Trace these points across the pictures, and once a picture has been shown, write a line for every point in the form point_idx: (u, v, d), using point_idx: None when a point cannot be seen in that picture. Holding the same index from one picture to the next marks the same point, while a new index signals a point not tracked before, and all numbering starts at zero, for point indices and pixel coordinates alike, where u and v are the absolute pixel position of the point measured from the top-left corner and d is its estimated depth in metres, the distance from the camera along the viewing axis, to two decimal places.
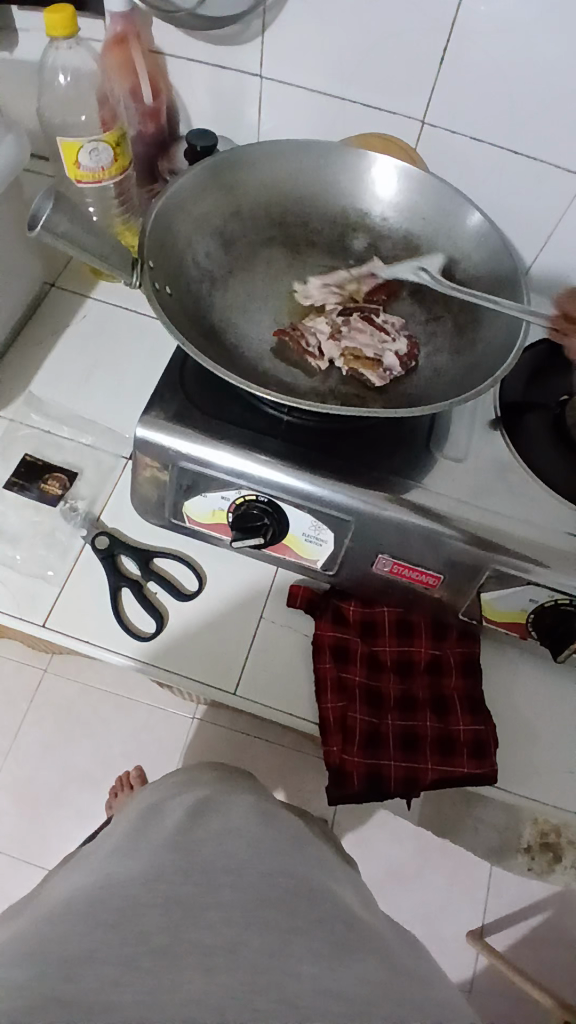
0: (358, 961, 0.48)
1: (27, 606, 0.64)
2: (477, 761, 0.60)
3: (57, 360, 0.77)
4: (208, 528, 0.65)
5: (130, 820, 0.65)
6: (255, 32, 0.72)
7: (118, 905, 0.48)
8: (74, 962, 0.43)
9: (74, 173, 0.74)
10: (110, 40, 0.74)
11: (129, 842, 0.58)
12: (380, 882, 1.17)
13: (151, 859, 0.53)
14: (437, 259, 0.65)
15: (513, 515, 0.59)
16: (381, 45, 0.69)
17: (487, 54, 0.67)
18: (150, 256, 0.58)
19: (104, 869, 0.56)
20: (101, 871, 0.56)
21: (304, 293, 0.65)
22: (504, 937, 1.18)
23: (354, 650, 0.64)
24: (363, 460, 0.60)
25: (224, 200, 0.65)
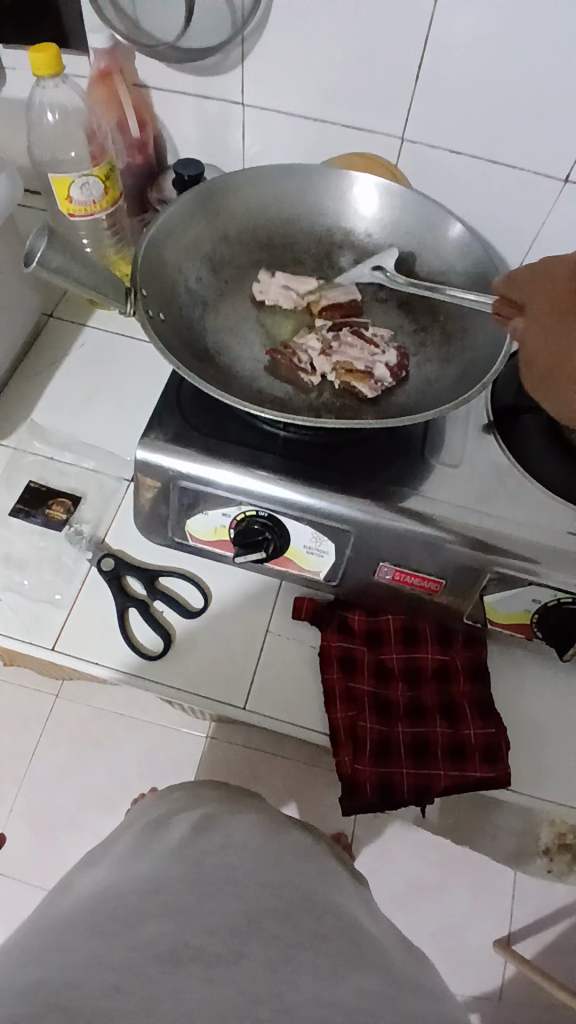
0: (364, 969, 0.48)
1: (36, 630, 0.65)
2: (490, 765, 0.60)
3: (57, 388, 0.79)
4: (211, 546, 0.66)
5: (144, 835, 0.65)
6: (234, 62, 0.74)
7: (125, 916, 0.48)
8: (75, 969, 0.43)
9: (68, 209, 0.76)
10: (95, 76, 0.77)
11: (143, 856, 0.59)
12: (402, 892, 1.16)
13: (163, 873, 0.53)
14: (423, 269, 0.67)
15: (511, 518, 0.59)
16: (357, 67, 0.72)
17: (459, 70, 0.69)
18: (143, 284, 0.60)
19: (113, 877, 0.57)
20: (110, 878, 0.57)
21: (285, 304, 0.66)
22: (531, 944, 1.16)
23: (361, 659, 0.64)
24: (361, 471, 0.60)
25: (212, 225, 0.66)
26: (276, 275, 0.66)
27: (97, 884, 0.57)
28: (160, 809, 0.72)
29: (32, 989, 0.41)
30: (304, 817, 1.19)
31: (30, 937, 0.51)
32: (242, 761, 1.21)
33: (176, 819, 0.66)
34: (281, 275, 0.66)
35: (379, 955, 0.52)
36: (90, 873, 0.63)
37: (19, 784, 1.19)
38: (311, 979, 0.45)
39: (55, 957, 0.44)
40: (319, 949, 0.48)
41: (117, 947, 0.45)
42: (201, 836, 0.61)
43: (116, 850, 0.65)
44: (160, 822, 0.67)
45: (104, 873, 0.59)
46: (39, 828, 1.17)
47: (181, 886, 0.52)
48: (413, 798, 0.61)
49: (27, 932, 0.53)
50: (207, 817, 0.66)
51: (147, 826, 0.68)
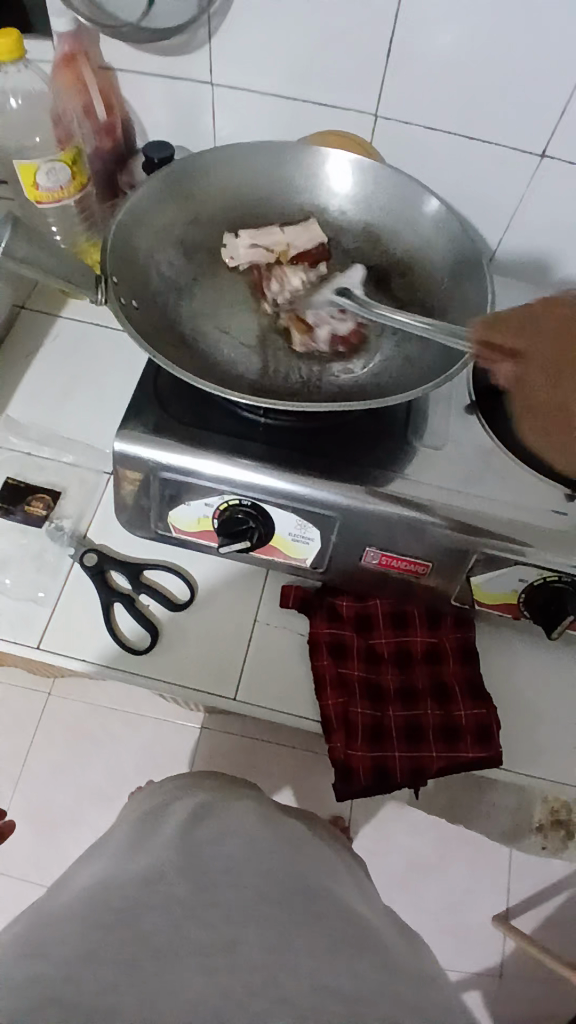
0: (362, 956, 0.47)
1: (21, 628, 0.64)
2: (482, 745, 0.60)
3: (32, 382, 0.77)
4: (196, 538, 0.65)
5: (138, 830, 0.65)
6: (202, 41, 0.72)
7: (118, 909, 0.48)
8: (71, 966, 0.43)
9: (34, 197, 0.74)
10: (59, 59, 0.75)
11: (138, 847, 0.59)
12: (402, 873, 1.18)
13: (158, 863, 0.53)
14: (399, 249, 0.66)
15: (496, 497, 0.59)
16: (327, 43, 0.70)
17: (431, 44, 0.67)
18: (115, 271, 0.58)
19: (108, 869, 0.57)
20: (104, 871, 0.56)
21: (232, 252, 0.64)
22: (531, 918, 1.18)
23: (350, 645, 0.64)
24: (343, 455, 0.60)
25: (182, 209, 0.65)
26: (240, 233, 0.65)
27: (91, 876, 0.57)
28: (155, 801, 0.72)
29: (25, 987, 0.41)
30: (302, 803, 1.20)
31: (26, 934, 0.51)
32: (237, 751, 1.21)
33: (171, 810, 0.66)
34: (245, 231, 0.65)
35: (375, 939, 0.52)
36: (85, 866, 0.62)
37: (15, 783, 1.19)
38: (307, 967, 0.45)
39: (47, 951, 0.44)
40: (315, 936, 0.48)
41: (110, 939, 0.45)
42: (195, 824, 0.61)
43: (112, 841, 0.65)
44: (155, 813, 0.67)
45: (98, 866, 0.59)
46: (37, 827, 1.16)
47: (174, 876, 0.52)
48: (407, 782, 0.61)
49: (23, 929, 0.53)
50: (203, 807, 0.66)
51: (143, 819, 0.68)
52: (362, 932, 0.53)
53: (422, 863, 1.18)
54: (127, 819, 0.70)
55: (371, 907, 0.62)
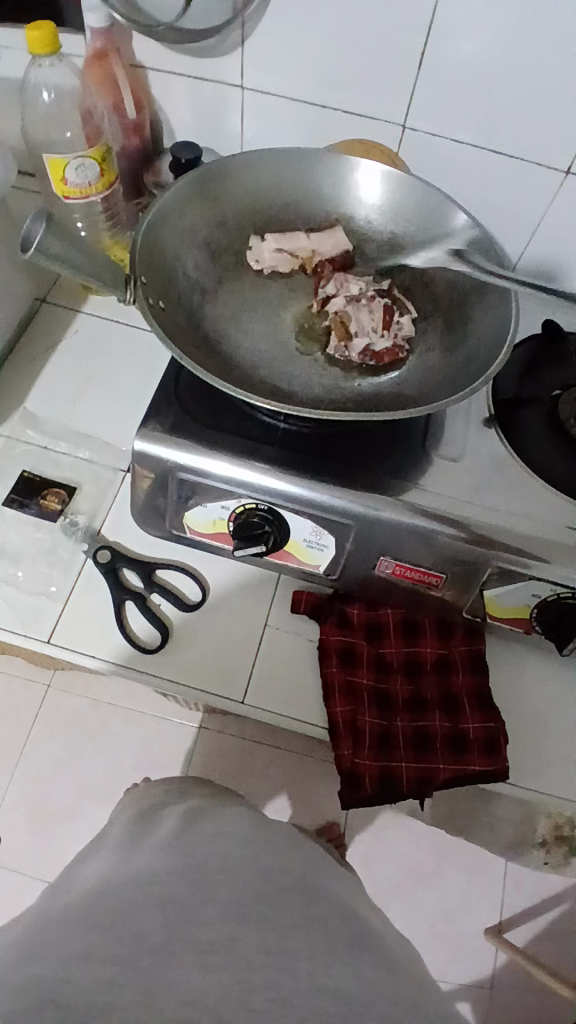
0: (362, 962, 0.48)
1: (31, 623, 0.64)
2: (489, 758, 0.60)
3: (51, 377, 0.77)
4: (209, 539, 0.65)
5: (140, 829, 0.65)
6: (234, 44, 0.72)
7: (121, 907, 0.48)
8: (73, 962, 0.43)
9: (61, 191, 0.74)
10: (90, 54, 0.74)
11: (137, 847, 0.59)
12: (394, 881, 1.17)
13: (159, 864, 0.53)
14: (425, 260, 0.66)
15: (513, 511, 0.59)
16: (359, 52, 0.70)
17: (463, 57, 0.68)
18: (142, 271, 0.58)
19: (108, 869, 0.57)
20: (104, 870, 0.56)
21: (256, 254, 0.65)
22: (523, 931, 1.18)
23: (360, 652, 0.64)
24: (361, 462, 0.60)
25: (210, 210, 0.65)
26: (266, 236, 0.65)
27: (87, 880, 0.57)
28: (156, 801, 0.72)
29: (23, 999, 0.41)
30: (298, 807, 1.20)
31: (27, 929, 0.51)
32: (235, 752, 1.21)
33: (169, 811, 0.66)
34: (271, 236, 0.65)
35: (375, 946, 0.52)
36: (83, 866, 0.62)
37: (12, 776, 1.18)
38: (307, 970, 0.45)
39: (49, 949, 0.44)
40: (315, 940, 0.48)
41: (111, 941, 0.45)
42: (196, 825, 0.61)
43: (111, 839, 0.64)
44: (153, 814, 0.67)
45: (98, 866, 0.59)
46: (32, 821, 1.16)
47: (177, 876, 0.52)
48: (412, 791, 0.61)
49: (24, 925, 0.53)
50: (205, 807, 0.66)
51: (144, 819, 0.68)
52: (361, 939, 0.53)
53: (416, 872, 1.18)
54: (127, 817, 0.70)
55: (370, 915, 0.62)
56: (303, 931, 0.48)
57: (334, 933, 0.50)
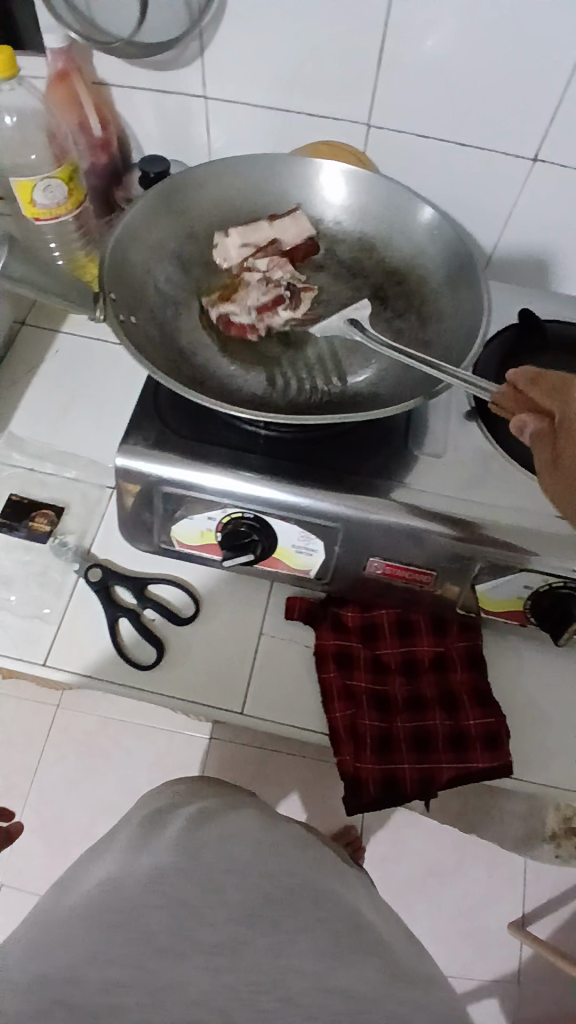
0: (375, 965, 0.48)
1: (26, 646, 0.64)
2: (492, 754, 0.59)
3: (33, 399, 0.78)
4: (199, 551, 0.65)
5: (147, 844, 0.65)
6: (194, 55, 0.72)
7: None
8: None
9: (32, 213, 0.74)
10: (52, 76, 0.75)
11: None
12: (413, 879, 1.17)
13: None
14: (396, 257, 0.66)
15: (499, 504, 0.59)
16: (319, 54, 0.70)
17: (422, 52, 0.68)
18: (112, 289, 0.58)
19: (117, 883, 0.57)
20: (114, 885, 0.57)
21: (223, 252, 0.64)
22: (545, 921, 1.18)
23: (356, 655, 0.64)
24: (344, 465, 0.60)
25: (178, 223, 0.65)
26: (230, 232, 0.64)
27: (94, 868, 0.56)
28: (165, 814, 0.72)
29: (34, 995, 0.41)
30: (312, 812, 1.19)
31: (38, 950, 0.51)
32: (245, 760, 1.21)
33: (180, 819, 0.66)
34: (235, 231, 0.64)
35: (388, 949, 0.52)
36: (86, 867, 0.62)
37: (25, 799, 1.19)
38: (320, 975, 0.45)
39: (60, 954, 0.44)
40: (327, 945, 0.48)
41: (114, 934, 0.45)
42: None
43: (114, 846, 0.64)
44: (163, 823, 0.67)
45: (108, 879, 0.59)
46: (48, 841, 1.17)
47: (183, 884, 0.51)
48: (416, 792, 0.60)
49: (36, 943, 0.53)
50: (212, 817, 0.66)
51: None
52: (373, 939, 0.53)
53: (435, 869, 1.17)
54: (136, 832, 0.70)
55: (384, 916, 0.62)
56: (314, 937, 0.48)
57: (345, 937, 0.49)
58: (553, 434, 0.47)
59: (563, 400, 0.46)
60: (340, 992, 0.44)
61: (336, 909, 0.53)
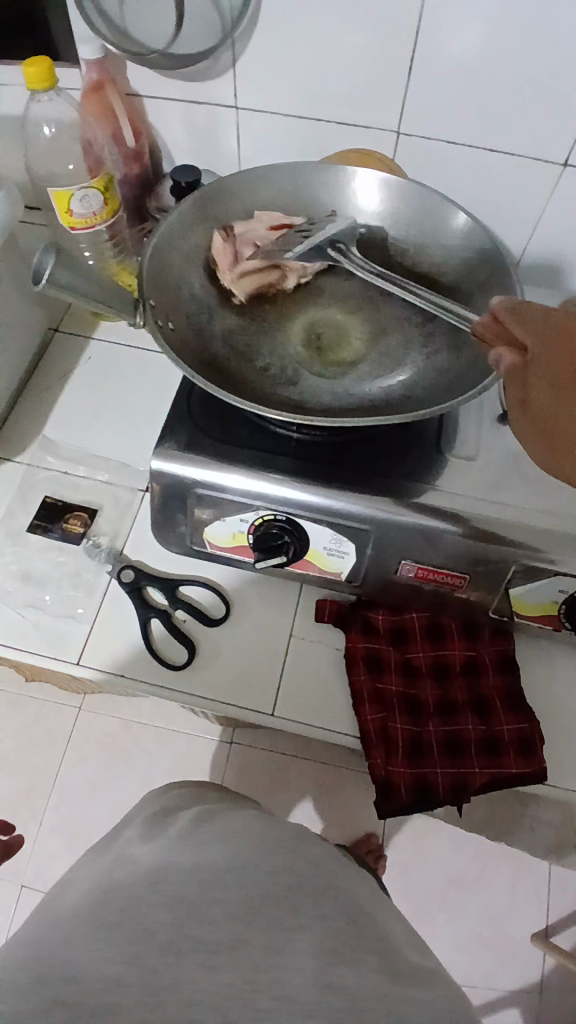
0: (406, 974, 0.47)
1: (59, 645, 0.65)
2: (526, 759, 0.59)
3: (66, 402, 0.79)
4: (229, 552, 0.65)
5: None
6: (226, 65, 0.74)
7: None
8: None
9: (67, 222, 0.76)
10: (87, 86, 0.76)
11: None
12: (436, 889, 1.16)
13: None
14: (426, 261, 0.66)
15: (534, 508, 0.58)
16: (348, 64, 0.71)
17: (451, 59, 0.68)
18: (151, 294, 0.59)
19: None
20: None
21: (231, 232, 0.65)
22: (572, 936, 1.15)
23: (387, 659, 0.64)
24: (377, 469, 0.60)
25: (212, 231, 0.66)
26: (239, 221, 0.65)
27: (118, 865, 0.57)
28: None
29: (66, 990, 0.41)
30: (334, 818, 1.18)
31: None
32: (268, 766, 1.21)
33: None
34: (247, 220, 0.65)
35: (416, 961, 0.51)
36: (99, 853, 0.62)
37: (47, 800, 1.20)
38: (352, 983, 0.44)
39: None
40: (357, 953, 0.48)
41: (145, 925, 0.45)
42: None
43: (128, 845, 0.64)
44: None
45: None
46: (70, 842, 1.17)
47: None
48: (449, 798, 0.60)
49: None
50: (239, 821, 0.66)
51: None
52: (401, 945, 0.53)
53: (458, 879, 1.16)
54: None
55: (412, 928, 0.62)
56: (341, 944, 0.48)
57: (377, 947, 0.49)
58: (524, 372, 0.43)
59: (539, 337, 0.43)
60: (372, 999, 0.44)
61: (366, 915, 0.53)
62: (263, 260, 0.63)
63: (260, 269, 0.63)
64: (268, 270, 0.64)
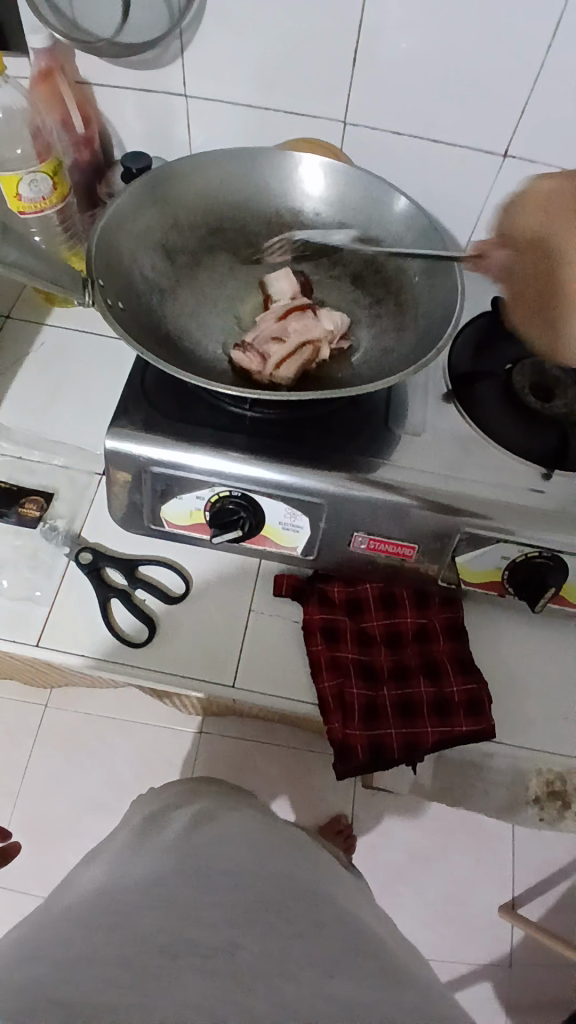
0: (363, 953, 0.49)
1: (18, 629, 0.65)
2: (475, 718, 0.62)
3: (20, 389, 0.79)
4: (188, 531, 0.66)
5: (142, 833, 0.66)
6: (174, 54, 0.75)
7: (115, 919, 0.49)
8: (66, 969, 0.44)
9: (17, 206, 0.76)
10: (36, 76, 0.76)
11: (140, 852, 0.61)
12: (404, 865, 1.19)
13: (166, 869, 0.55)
14: (367, 244, 0.69)
15: (477, 479, 0.62)
16: (294, 55, 0.73)
17: (393, 52, 0.71)
18: (100, 274, 0.59)
19: (108, 878, 0.58)
20: (105, 880, 0.58)
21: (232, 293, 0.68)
22: (535, 905, 1.20)
23: (343, 628, 0.66)
24: (328, 445, 0.62)
25: (163, 214, 0.67)
26: (194, 225, 0.68)
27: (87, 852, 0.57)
28: (160, 805, 0.74)
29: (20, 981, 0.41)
30: (303, 803, 1.20)
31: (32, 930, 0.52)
32: (235, 753, 1.22)
33: (174, 816, 0.68)
34: (203, 228, 0.68)
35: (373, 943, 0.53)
36: (72, 888, 0.62)
37: (14, 799, 1.18)
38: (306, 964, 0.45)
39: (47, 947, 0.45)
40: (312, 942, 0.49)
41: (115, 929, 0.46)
42: (195, 834, 0.62)
43: None
44: (155, 820, 0.69)
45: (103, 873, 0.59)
46: (36, 842, 1.16)
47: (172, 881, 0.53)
48: (403, 758, 0.62)
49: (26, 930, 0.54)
50: (207, 813, 0.68)
51: (148, 818, 0.70)
52: (359, 931, 0.54)
53: (425, 855, 1.20)
54: (132, 822, 0.72)
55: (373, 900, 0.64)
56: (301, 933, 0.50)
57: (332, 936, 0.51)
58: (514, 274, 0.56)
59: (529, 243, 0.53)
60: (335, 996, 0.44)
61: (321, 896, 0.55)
62: (291, 345, 0.61)
63: (294, 355, 0.61)
64: (303, 350, 0.61)
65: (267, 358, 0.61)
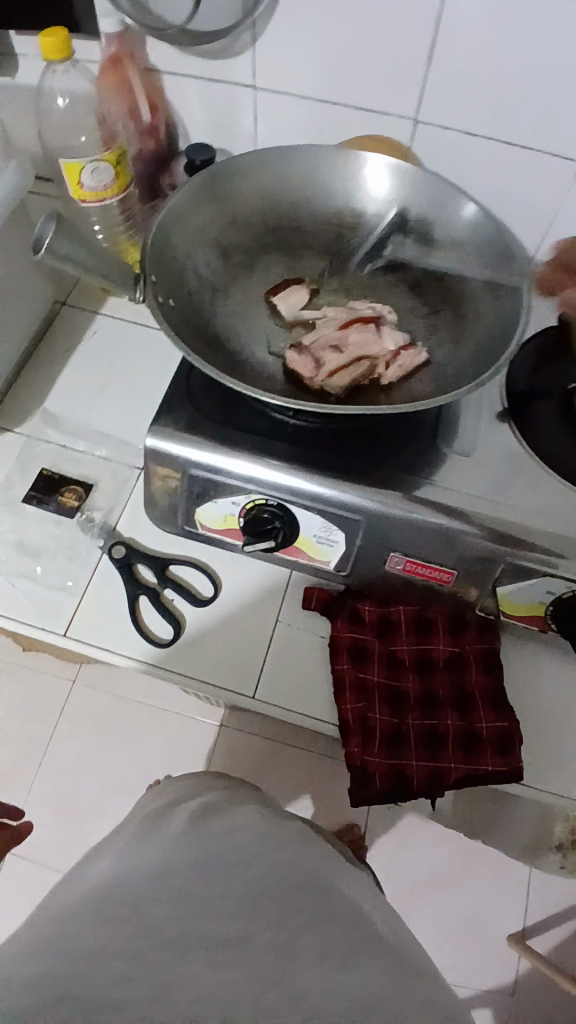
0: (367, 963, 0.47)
1: (48, 617, 0.65)
2: (503, 758, 0.59)
3: (68, 377, 0.79)
4: (220, 535, 0.66)
5: (149, 821, 0.67)
6: (245, 45, 0.73)
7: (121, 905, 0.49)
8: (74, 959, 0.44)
9: (78, 194, 0.76)
10: (106, 63, 0.77)
11: (148, 837, 0.61)
12: (415, 882, 1.17)
13: (172, 862, 0.54)
14: (423, 249, 0.66)
15: (527, 509, 0.58)
16: (365, 47, 0.70)
17: (469, 45, 0.66)
18: (152, 271, 0.58)
19: (116, 865, 0.58)
20: (115, 868, 0.58)
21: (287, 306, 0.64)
22: (547, 939, 1.17)
23: (371, 649, 0.63)
24: (373, 460, 0.60)
25: (219, 211, 0.65)
26: (250, 222, 0.66)
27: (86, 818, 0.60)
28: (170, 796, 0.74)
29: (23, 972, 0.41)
30: (318, 808, 1.19)
31: (40, 922, 0.53)
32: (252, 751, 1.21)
33: (180, 805, 0.68)
34: (259, 224, 0.67)
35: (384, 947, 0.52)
36: (82, 874, 0.63)
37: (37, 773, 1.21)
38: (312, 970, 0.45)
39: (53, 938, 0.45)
40: (318, 940, 0.48)
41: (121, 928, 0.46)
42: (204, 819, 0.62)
43: None
44: (164, 808, 0.69)
45: (112, 864, 0.60)
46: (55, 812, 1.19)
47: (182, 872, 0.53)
48: (423, 791, 0.60)
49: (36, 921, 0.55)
50: (212, 801, 0.68)
51: (157, 811, 0.70)
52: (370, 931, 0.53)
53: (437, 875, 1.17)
54: (142, 817, 0.72)
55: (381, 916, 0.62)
56: (308, 929, 0.49)
57: (338, 931, 0.50)
58: None
59: None
60: (336, 994, 0.43)
61: (329, 901, 0.54)
62: (347, 356, 0.59)
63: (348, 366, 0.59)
64: (358, 364, 0.59)
65: (320, 363, 0.59)
